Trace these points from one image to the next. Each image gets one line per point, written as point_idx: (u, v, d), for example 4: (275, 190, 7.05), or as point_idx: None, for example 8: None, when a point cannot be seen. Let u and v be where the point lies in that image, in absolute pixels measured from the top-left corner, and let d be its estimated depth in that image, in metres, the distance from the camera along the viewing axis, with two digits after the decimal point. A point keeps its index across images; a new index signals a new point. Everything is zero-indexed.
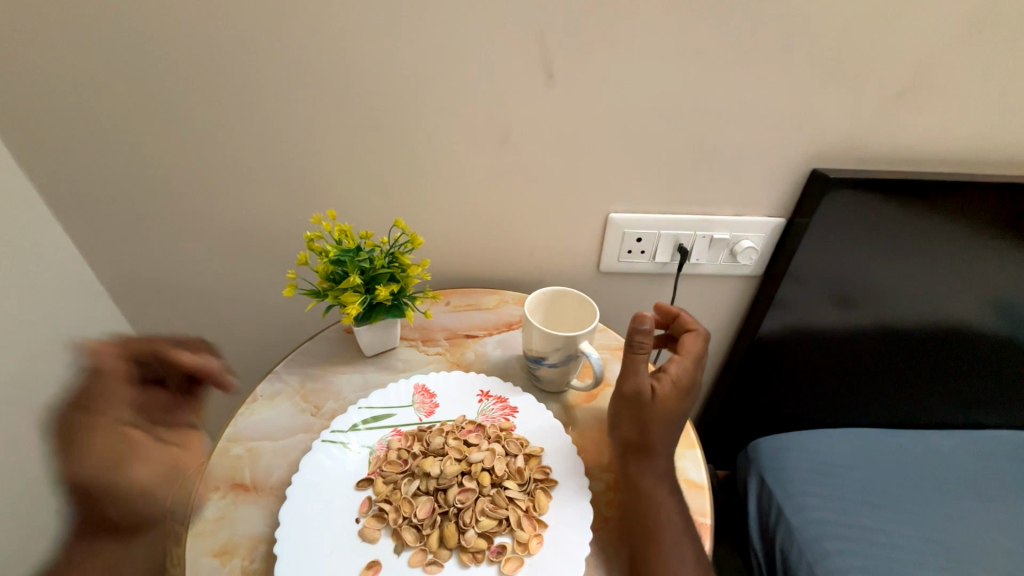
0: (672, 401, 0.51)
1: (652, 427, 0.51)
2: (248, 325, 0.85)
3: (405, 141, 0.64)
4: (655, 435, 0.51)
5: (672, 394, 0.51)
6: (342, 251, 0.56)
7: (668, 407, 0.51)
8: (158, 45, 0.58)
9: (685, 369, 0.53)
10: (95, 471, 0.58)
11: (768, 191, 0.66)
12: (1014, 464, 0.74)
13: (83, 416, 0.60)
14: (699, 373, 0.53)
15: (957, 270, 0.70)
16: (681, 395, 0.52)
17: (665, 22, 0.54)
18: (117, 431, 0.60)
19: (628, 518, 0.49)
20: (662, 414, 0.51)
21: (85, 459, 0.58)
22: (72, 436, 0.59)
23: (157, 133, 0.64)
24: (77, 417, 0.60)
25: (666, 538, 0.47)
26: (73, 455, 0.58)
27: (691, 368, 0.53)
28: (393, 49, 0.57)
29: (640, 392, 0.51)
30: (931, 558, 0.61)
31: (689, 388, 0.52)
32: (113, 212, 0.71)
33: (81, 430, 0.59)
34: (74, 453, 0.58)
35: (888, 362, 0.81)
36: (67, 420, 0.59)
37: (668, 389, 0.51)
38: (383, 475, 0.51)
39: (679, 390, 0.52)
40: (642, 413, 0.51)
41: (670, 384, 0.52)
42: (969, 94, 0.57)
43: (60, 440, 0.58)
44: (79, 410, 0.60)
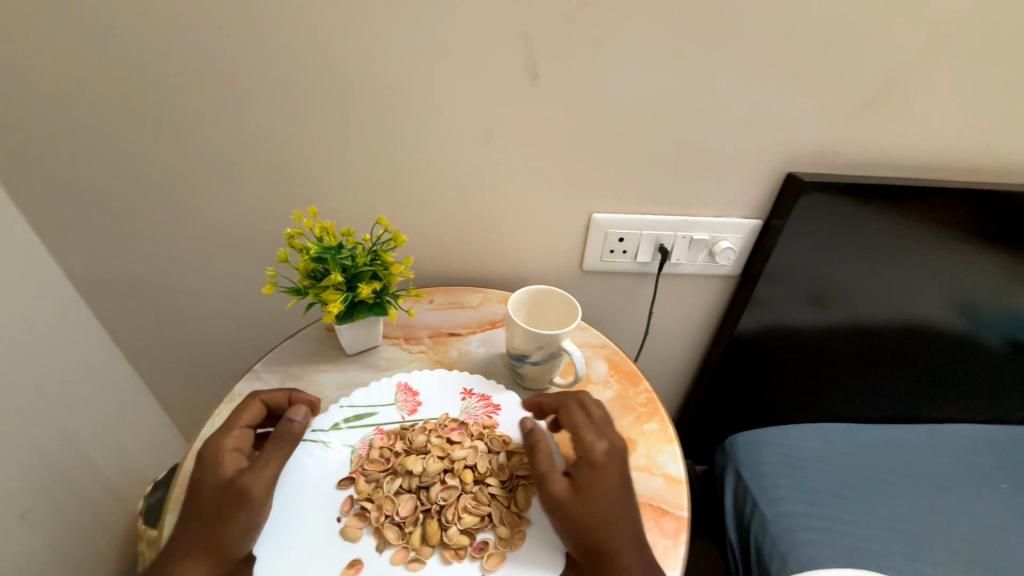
0: (595, 482, 0.48)
1: (598, 514, 0.46)
2: (225, 323, 0.83)
3: (388, 137, 0.63)
4: (600, 529, 0.45)
5: (589, 475, 0.48)
6: (322, 248, 0.55)
7: (595, 491, 0.47)
8: (131, 34, 0.56)
9: (589, 442, 0.51)
10: (243, 494, 0.45)
11: (745, 193, 0.68)
12: (973, 456, 0.78)
13: (238, 442, 0.50)
14: (608, 438, 0.51)
15: (922, 271, 0.73)
16: (605, 468, 0.49)
17: (647, 25, 0.55)
18: (269, 458, 0.47)
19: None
20: (595, 502, 0.46)
21: (244, 475, 0.46)
22: (220, 460, 0.48)
23: (130, 125, 0.62)
24: (231, 442, 0.50)
25: None
26: (223, 476, 0.47)
27: (593, 438, 0.51)
28: (376, 45, 0.57)
29: (565, 491, 0.47)
30: (896, 548, 0.64)
31: (605, 460, 0.49)
32: (83, 206, 0.69)
33: (231, 455, 0.49)
34: (222, 476, 0.47)
35: (858, 360, 0.84)
36: (216, 444, 0.49)
37: (591, 469, 0.49)
38: (365, 474, 0.51)
39: (595, 467, 0.49)
40: (580, 510, 0.46)
41: (583, 465, 0.49)
42: (936, 102, 0.60)
43: (212, 469, 0.47)
44: (237, 435, 0.50)
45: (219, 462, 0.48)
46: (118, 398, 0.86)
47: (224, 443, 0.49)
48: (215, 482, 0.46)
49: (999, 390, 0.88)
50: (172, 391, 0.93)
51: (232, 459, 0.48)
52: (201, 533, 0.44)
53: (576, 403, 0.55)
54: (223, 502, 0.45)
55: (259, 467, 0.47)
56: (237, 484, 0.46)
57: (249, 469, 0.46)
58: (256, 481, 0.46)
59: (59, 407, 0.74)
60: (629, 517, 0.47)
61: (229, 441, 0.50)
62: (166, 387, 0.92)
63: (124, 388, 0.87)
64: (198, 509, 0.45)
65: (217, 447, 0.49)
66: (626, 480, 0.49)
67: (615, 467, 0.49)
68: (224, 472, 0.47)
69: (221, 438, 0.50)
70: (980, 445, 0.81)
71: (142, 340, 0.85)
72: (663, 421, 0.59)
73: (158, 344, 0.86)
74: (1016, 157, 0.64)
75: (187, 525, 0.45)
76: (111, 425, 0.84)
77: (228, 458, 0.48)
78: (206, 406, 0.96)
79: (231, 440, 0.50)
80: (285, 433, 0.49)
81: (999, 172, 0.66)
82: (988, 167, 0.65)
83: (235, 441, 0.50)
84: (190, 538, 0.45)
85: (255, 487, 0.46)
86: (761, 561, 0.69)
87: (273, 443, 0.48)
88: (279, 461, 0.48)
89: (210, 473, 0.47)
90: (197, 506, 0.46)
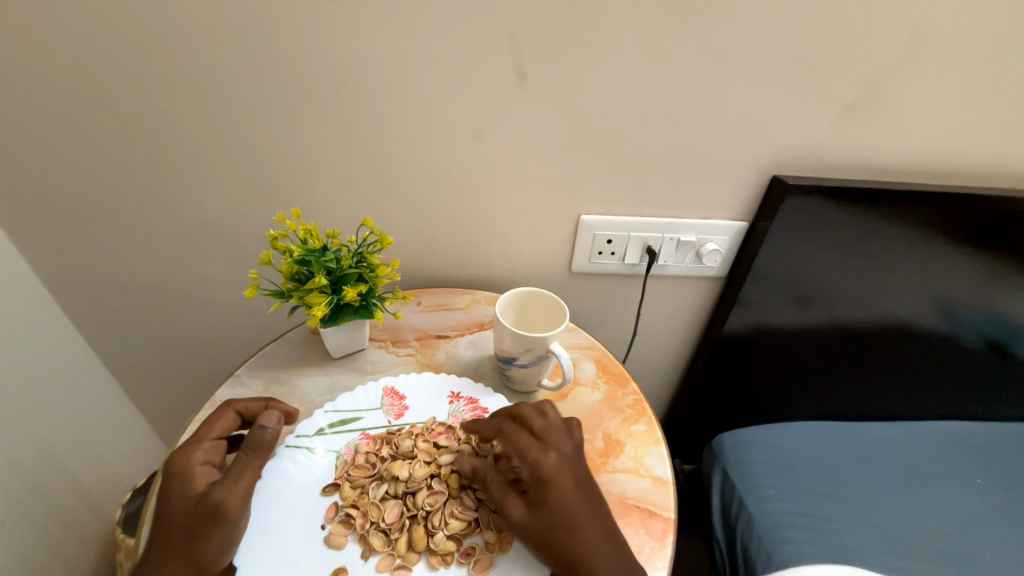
0: (551, 498, 0.45)
1: (561, 531, 0.43)
2: (207, 327, 0.82)
3: (375, 137, 0.62)
4: (566, 545, 0.43)
5: (543, 492, 0.45)
6: (307, 250, 0.54)
7: (554, 507, 0.44)
8: (105, 29, 0.54)
9: (535, 457, 0.47)
10: (216, 509, 0.43)
11: (731, 195, 0.69)
12: (953, 453, 0.81)
13: (208, 455, 0.47)
14: (555, 447, 0.48)
15: (903, 271, 0.74)
16: (555, 481, 0.45)
17: (635, 27, 0.55)
18: (240, 470, 0.45)
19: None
20: (555, 519, 0.44)
21: (217, 489, 0.44)
22: (189, 475, 0.45)
23: (106, 122, 0.60)
24: (201, 456, 0.47)
25: None
26: (193, 492, 0.44)
27: (538, 451, 0.47)
28: (361, 43, 0.56)
29: (523, 517, 0.44)
30: (877, 544, 0.66)
31: (556, 471, 0.46)
32: (57, 206, 0.66)
33: (201, 469, 0.46)
34: (192, 492, 0.44)
35: (841, 359, 0.85)
36: (183, 459, 0.46)
37: (541, 486, 0.45)
38: (350, 480, 0.50)
39: (547, 483, 0.45)
40: (542, 531, 0.43)
41: (534, 484, 0.46)
42: (916, 107, 0.61)
43: (181, 485, 0.45)
44: (207, 448, 0.48)
45: (187, 478, 0.45)
46: (95, 404, 0.83)
47: (192, 456, 0.47)
48: (185, 499, 0.44)
49: (977, 388, 0.91)
50: (152, 396, 0.91)
51: (203, 473, 0.46)
52: (174, 552, 0.42)
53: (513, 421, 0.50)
54: (194, 520, 0.43)
55: (230, 481, 0.44)
56: (208, 499, 0.43)
57: (220, 483, 0.44)
58: (227, 495, 0.43)
59: (32, 414, 0.71)
60: (593, 521, 0.45)
61: (198, 454, 0.47)
62: (146, 392, 0.90)
63: (101, 394, 0.85)
64: (170, 527, 0.43)
65: (185, 462, 0.46)
66: (581, 482, 0.47)
67: (568, 475, 0.46)
68: (194, 488, 0.44)
69: (189, 452, 0.47)
70: (957, 441, 0.83)
71: (120, 344, 0.82)
72: (651, 422, 0.59)
73: (136, 347, 0.83)
74: (992, 161, 0.66)
75: (159, 544, 0.43)
76: (87, 431, 0.81)
77: (197, 473, 0.46)
78: (187, 411, 0.94)
79: (201, 453, 0.47)
80: (257, 443, 0.46)
81: (976, 176, 0.67)
82: (966, 171, 0.67)
83: (206, 454, 0.47)
84: (161, 557, 0.42)
85: (228, 501, 0.43)
86: (748, 558, 0.70)
87: (245, 455, 0.45)
88: (251, 473, 0.45)
89: (178, 490, 0.44)
90: (167, 525, 0.43)
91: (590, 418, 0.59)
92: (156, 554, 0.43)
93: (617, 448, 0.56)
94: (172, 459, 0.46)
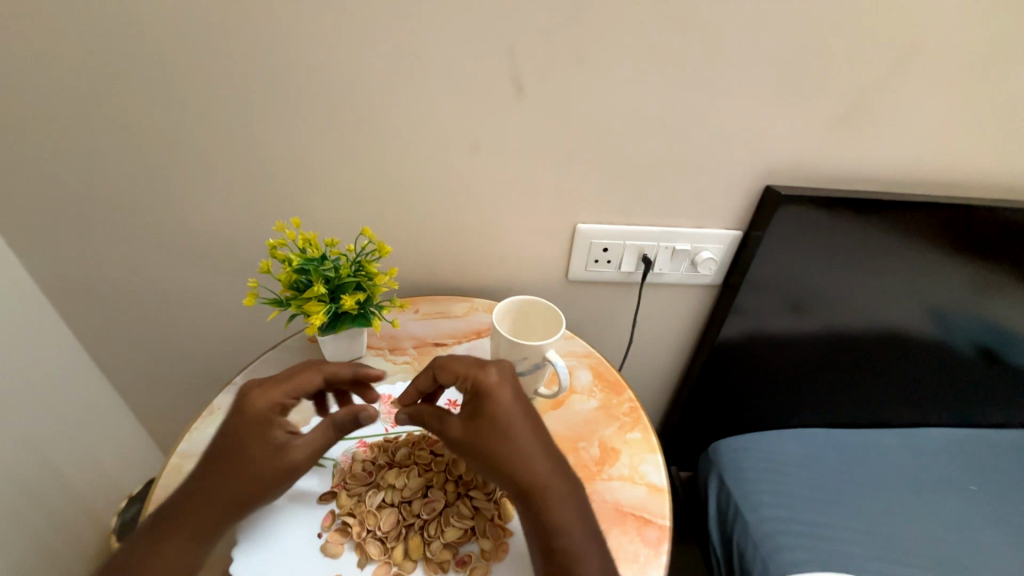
0: (488, 414, 0.46)
1: (489, 440, 0.45)
2: (205, 334, 0.82)
3: (374, 148, 0.63)
4: (502, 456, 0.45)
5: (481, 408, 0.46)
6: (305, 259, 0.55)
7: (490, 421, 0.46)
8: (110, 42, 0.55)
9: (475, 377, 0.48)
10: (292, 465, 0.47)
11: (725, 205, 0.70)
12: (947, 460, 0.81)
13: (284, 406, 0.48)
14: (496, 366, 0.49)
15: (896, 279, 0.75)
16: (488, 396, 0.46)
17: (629, 43, 0.57)
18: (321, 436, 0.49)
19: (529, 528, 0.44)
20: (491, 433, 0.45)
21: (294, 450, 0.47)
22: (267, 423, 0.46)
23: (109, 132, 0.61)
24: (278, 406, 0.47)
25: (556, 506, 0.44)
26: (268, 443, 0.46)
27: (478, 369, 0.48)
28: (362, 57, 0.57)
29: (456, 428, 0.47)
30: (871, 551, 0.66)
31: (497, 387, 0.47)
32: (57, 213, 0.67)
33: (277, 419, 0.47)
34: (265, 442, 0.46)
35: (836, 366, 0.86)
36: (264, 404, 0.46)
37: (476, 400, 0.47)
38: (347, 489, 0.50)
39: (486, 398, 0.46)
40: (473, 439, 0.46)
41: (474, 402, 0.47)
42: (907, 118, 0.62)
43: (261, 432, 0.46)
44: (289, 405, 0.48)
45: (268, 426, 0.46)
46: (91, 410, 0.83)
47: (274, 407, 0.47)
48: (264, 449, 0.46)
49: (971, 395, 0.91)
50: (148, 403, 0.91)
51: (281, 424, 0.47)
52: (236, 488, 0.44)
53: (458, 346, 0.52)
54: (261, 471, 0.45)
55: (310, 442, 0.48)
56: (288, 454, 0.47)
57: (302, 441, 0.48)
58: (305, 455, 0.48)
59: (28, 420, 0.71)
60: (532, 432, 0.46)
61: (280, 406, 0.47)
62: (142, 399, 0.90)
63: (98, 401, 0.85)
64: (240, 467, 0.45)
65: (268, 410, 0.46)
66: (520, 397, 0.48)
67: (506, 390, 0.47)
68: (274, 440, 0.46)
69: (273, 404, 0.47)
70: (952, 449, 0.83)
71: (117, 351, 0.83)
72: (646, 430, 0.60)
73: (134, 354, 0.83)
74: (981, 173, 0.67)
75: (220, 474, 0.45)
76: (83, 437, 0.81)
77: (275, 423, 0.47)
78: (183, 419, 0.94)
79: (282, 408, 0.48)
80: (341, 425, 0.50)
81: (966, 185, 0.68)
82: (956, 180, 0.68)
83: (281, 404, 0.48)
84: (219, 486, 0.44)
85: (304, 462, 0.48)
86: (743, 565, 0.70)
87: (329, 428, 0.50)
88: (326, 441, 0.50)
89: (258, 435, 0.46)
90: (233, 463, 0.45)
91: (586, 426, 0.60)
92: (214, 481, 0.45)
93: (613, 456, 0.57)
94: (255, 402, 0.46)
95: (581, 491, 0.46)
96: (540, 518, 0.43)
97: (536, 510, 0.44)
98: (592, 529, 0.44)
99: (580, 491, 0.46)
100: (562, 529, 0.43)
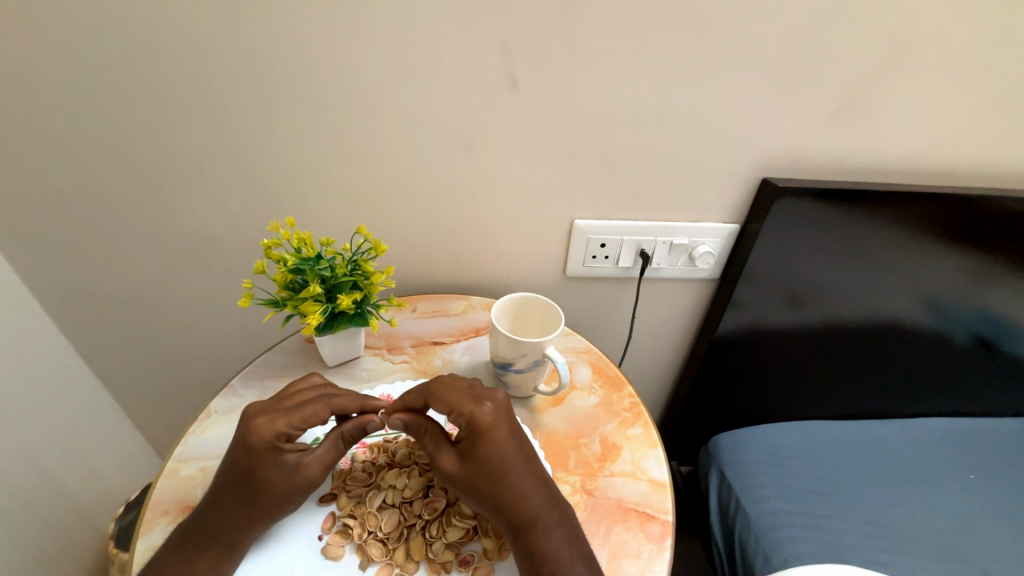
0: (484, 449, 0.45)
1: (484, 475, 0.45)
2: (200, 338, 0.81)
3: (367, 145, 0.62)
4: (497, 490, 0.44)
5: (476, 444, 0.45)
6: (301, 259, 0.54)
7: (486, 457, 0.45)
8: (95, 40, 0.54)
9: (470, 411, 0.46)
10: (307, 482, 0.47)
11: (723, 198, 0.70)
12: (944, 449, 0.82)
13: (291, 431, 0.46)
14: (491, 398, 0.48)
15: (894, 270, 0.75)
16: (482, 432, 0.45)
17: (624, 35, 0.56)
18: (331, 450, 0.49)
19: (524, 566, 0.43)
20: (486, 468, 0.45)
21: (308, 469, 0.47)
22: (277, 448, 0.45)
23: (98, 133, 0.60)
24: (285, 431, 0.46)
25: (551, 542, 0.43)
26: (282, 466, 0.45)
27: (473, 403, 0.46)
28: (354, 52, 0.56)
29: (449, 463, 0.46)
30: (874, 541, 0.66)
31: (491, 422, 0.46)
32: (46, 217, 0.66)
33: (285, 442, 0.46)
34: (277, 465, 0.45)
35: (835, 358, 0.86)
36: (271, 431, 0.45)
37: (470, 435, 0.46)
38: (347, 490, 0.50)
39: (480, 434, 0.45)
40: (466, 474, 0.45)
41: (468, 436, 0.46)
42: (902, 108, 0.62)
43: (271, 455, 0.45)
44: (298, 428, 0.46)
45: (278, 449, 0.45)
46: (86, 415, 0.82)
47: (282, 431, 0.46)
48: (277, 471, 0.45)
49: (969, 384, 0.92)
50: (143, 409, 0.90)
51: (291, 446, 0.47)
52: (256, 511, 0.44)
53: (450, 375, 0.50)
54: (278, 493, 0.45)
55: (321, 458, 0.48)
56: (302, 472, 0.46)
57: (313, 459, 0.47)
58: (318, 471, 0.47)
59: (21, 428, 0.70)
60: (526, 466, 0.46)
61: (288, 431, 0.46)
62: (137, 404, 0.89)
63: (93, 407, 0.83)
64: (256, 490, 0.44)
65: (275, 437, 0.45)
66: (515, 430, 0.47)
67: (502, 425, 0.46)
68: (286, 462, 0.46)
69: (281, 427, 0.46)
70: (950, 439, 0.84)
71: (110, 356, 0.81)
72: (648, 425, 0.59)
73: (129, 359, 0.82)
74: (975, 161, 0.67)
75: (237, 501, 0.44)
76: (78, 444, 0.80)
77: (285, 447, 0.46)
78: (179, 423, 0.93)
79: (290, 431, 0.46)
80: (351, 436, 0.50)
81: (960, 175, 0.69)
82: (952, 170, 0.68)
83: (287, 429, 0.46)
84: (239, 512, 0.44)
85: (318, 477, 0.47)
86: (747, 558, 0.70)
87: (339, 442, 0.50)
88: (337, 454, 0.50)
89: (270, 458, 0.45)
90: (248, 490, 0.44)
91: (587, 423, 0.59)
92: (232, 507, 0.44)
93: (615, 452, 0.56)
94: (261, 427, 0.45)
95: (575, 523, 0.46)
96: (534, 554, 0.43)
97: (530, 544, 0.43)
98: (587, 562, 0.44)
99: (573, 524, 0.45)
100: (557, 565, 0.42)
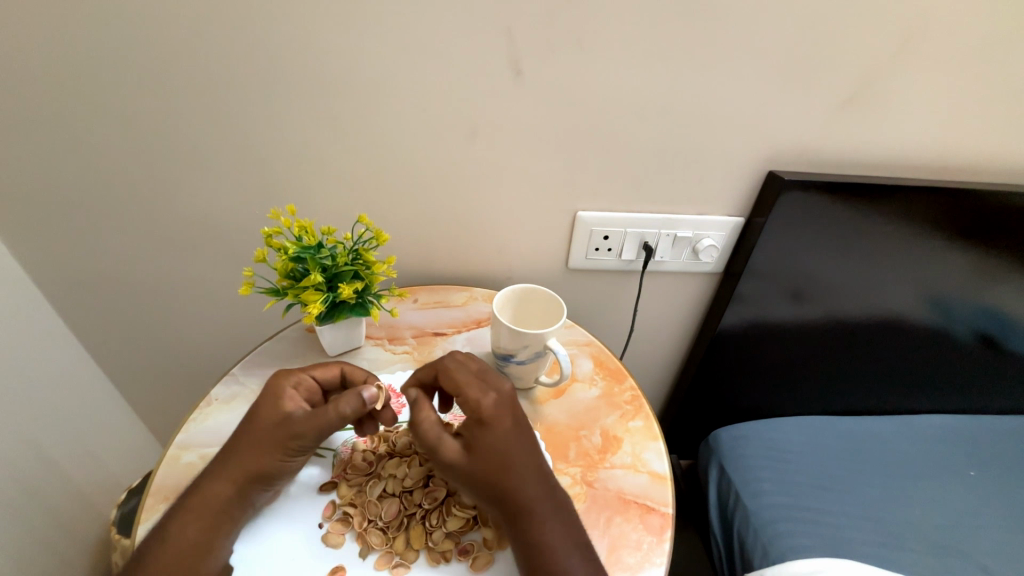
0: (487, 439, 0.45)
1: (488, 466, 0.44)
2: (201, 327, 0.81)
3: (368, 134, 0.62)
4: (500, 481, 0.44)
5: (479, 432, 0.46)
6: (301, 248, 0.54)
7: (490, 446, 0.45)
8: (93, 25, 0.53)
9: (475, 399, 0.47)
10: (289, 434, 0.46)
11: (727, 191, 0.69)
12: (946, 446, 0.81)
13: (299, 383, 0.50)
14: (495, 388, 0.49)
15: (899, 264, 0.74)
16: (485, 421, 0.46)
17: (629, 24, 0.55)
18: (320, 418, 0.47)
19: (521, 557, 0.43)
20: (490, 457, 0.45)
21: (294, 425, 0.46)
22: (280, 394, 0.48)
23: (97, 121, 0.59)
24: (295, 381, 0.50)
25: (549, 533, 0.43)
26: (277, 413, 0.47)
27: (479, 393, 0.47)
28: (355, 39, 0.55)
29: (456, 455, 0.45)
30: (872, 535, 0.66)
31: (495, 410, 0.47)
32: (46, 205, 0.65)
33: (290, 392, 0.49)
34: (274, 410, 0.47)
35: (838, 354, 0.86)
36: (283, 377, 0.50)
37: (477, 424, 0.46)
38: (347, 479, 0.50)
39: (485, 422, 0.46)
40: (473, 465, 0.44)
41: (472, 424, 0.46)
42: (913, 99, 0.61)
43: (273, 399, 0.48)
44: (310, 379, 0.51)
45: (280, 395, 0.48)
46: (88, 403, 0.82)
47: (292, 379, 0.50)
48: (272, 410, 0.47)
49: (971, 382, 0.91)
50: (145, 397, 0.90)
51: (293, 399, 0.48)
52: (243, 449, 0.46)
53: (453, 364, 0.51)
54: (264, 438, 0.46)
55: (308, 420, 0.47)
56: (287, 425, 0.46)
57: (303, 417, 0.47)
58: (301, 432, 0.46)
59: (23, 415, 0.71)
60: (529, 457, 0.46)
61: (297, 380, 0.50)
62: (139, 392, 0.89)
63: (95, 395, 0.84)
64: (252, 425, 0.47)
65: (284, 383, 0.49)
66: (518, 422, 0.48)
67: (506, 415, 0.47)
68: (281, 411, 0.47)
69: (297, 374, 0.50)
70: (952, 436, 0.84)
71: (113, 344, 0.82)
72: (648, 418, 0.59)
73: (130, 347, 0.82)
74: (984, 157, 0.66)
75: (236, 436, 0.47)
76: (80, 431, 0.81)
77: (287, 395, 0.48)
78: (180, 411, 0.93)
79: (301, 381, 0.50)
80: (344, 409, 0.47)
81: (968, 170, 0.68)
82: (961, 163, 0.67)
83: (298, 381, 0.50)
84: (234, 447, 0.46)
85: (301, 435, 0.46)
86: (745, 551, 0.71)
87: (329, 411, 0.47)
88: (326, 425, 0.47)
89: (273, 397, 0.48)
90: (248, 428, 0.47)
91: (588, 415, 0.59)
92: (231, 444, 0.47)
93: (615, 444, 0.56)
94: (280, 371, 0.50)
95: (571, 515, 0.46)
96: (531, 543, 0.43)
97: (528, 535, 0.43)
98: (584, 553, 0.43)
99: (570, 515, 0.45)
100: (554, 554, 0.42)
